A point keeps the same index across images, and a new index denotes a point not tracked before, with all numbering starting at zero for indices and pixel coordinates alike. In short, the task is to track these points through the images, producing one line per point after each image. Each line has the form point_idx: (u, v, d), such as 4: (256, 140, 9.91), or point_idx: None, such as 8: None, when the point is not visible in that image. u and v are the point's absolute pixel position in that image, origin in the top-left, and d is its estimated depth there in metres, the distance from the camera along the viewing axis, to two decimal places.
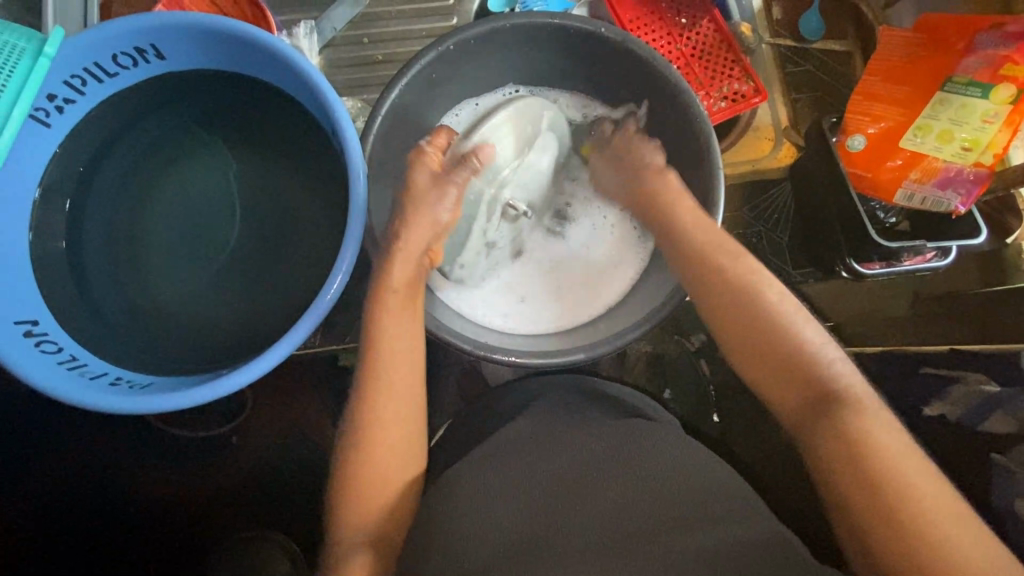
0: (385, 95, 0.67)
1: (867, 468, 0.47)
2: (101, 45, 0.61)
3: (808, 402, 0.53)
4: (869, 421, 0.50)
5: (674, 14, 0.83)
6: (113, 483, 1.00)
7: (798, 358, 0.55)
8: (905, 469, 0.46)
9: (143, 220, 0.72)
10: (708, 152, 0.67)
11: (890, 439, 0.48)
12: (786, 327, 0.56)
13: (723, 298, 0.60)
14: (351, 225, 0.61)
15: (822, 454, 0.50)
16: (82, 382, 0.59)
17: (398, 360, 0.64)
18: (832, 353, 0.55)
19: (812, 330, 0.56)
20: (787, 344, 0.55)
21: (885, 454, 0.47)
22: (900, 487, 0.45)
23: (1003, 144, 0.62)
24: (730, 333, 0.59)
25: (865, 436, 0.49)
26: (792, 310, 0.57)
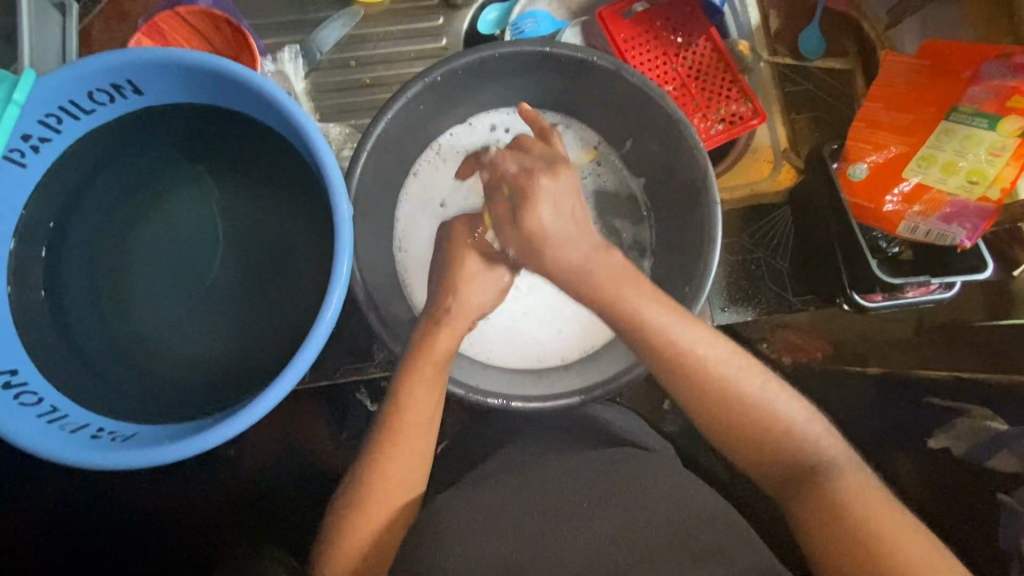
0: (369, 128, 0.65)
1: (859, 533, 0.49)
2: (74, 84, 0.59)
3: (788, 473, 0.55)
4: (849, 483, 0.52)
5: (670, 32, 0.81)
6: (108, 513, 0.99)
7: (766, 429, 0.56)
8: (895, 531, 0.48)
9: (124, 259, 0.70)
10: (705, 183, 0.65)
11: (874, 498, 0.51)
12: (749, 397, 0.56)
13: (695, 389, 0.57)
14: (336, 269, 0.59)
15: (813, 531, 0.51)
16: (62, 436, 0.57)
17: (428, 401, 0.62)
18: (799, 414, 0.57)
19: (778, 396, 0.57)
20: (760, 416, 0.56)
21: (875, 518, 0.49)
22: (895, 555, 0.47)
23: (1011, 178, 0.60)
24: (705, 413, 0.57)
25: (851, 502, 0.51)
26: (752, 381, 0.57)
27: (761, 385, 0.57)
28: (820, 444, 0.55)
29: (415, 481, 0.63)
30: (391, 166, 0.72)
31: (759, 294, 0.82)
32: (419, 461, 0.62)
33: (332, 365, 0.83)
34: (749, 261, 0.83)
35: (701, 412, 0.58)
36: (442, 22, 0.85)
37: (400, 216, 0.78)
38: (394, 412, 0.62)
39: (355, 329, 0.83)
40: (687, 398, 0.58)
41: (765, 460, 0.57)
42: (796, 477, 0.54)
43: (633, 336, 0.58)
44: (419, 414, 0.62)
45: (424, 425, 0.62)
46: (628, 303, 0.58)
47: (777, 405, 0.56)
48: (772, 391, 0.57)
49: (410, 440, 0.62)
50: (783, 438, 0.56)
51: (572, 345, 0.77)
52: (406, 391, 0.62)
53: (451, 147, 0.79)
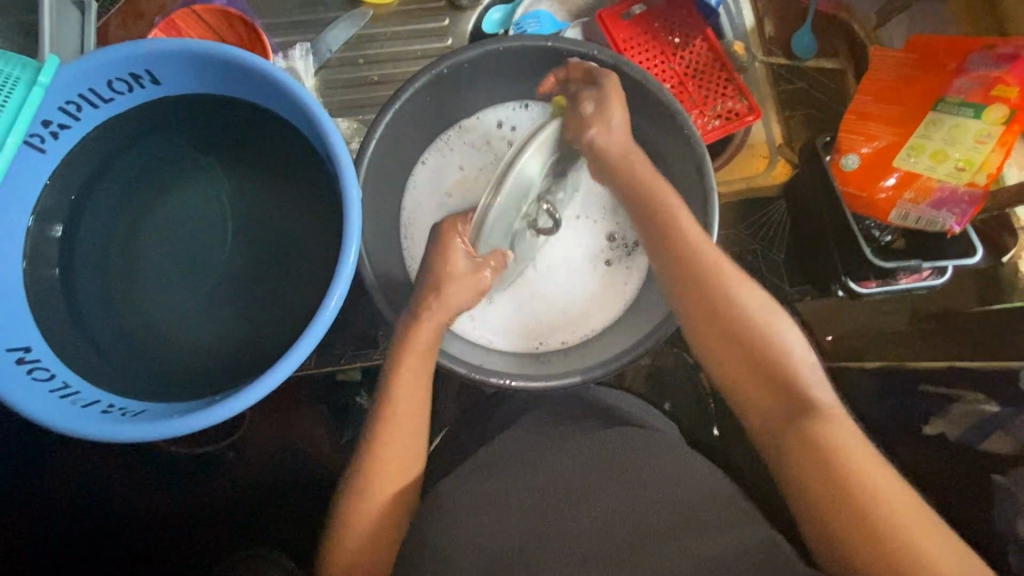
0: (379, 117, 0.67)
1: (837, 469, 0.48)
2: (94, 72, 0.61)
3: (774, 405, 0.54)
4: (839, 429, 0.51)
5: (668, 33, 0.84)
6: (110, 504, 0.99)
7: (765, 361, 0.55)
8: (874, 473, 0.47)
9: (137, 243, 0.72)
10: (702, 171, 0.67)
11: (857, 446, 0.49)
12: (762, 329, 0.56)
13: (705, 306, 0.59)
14: (345, 248, 0.61)
15: (786, 451, 0.51)
16: (73, 410, 0.58)
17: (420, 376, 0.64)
18: (801, 356, 0.56)
19: (785, 329, 0.57)
20: (758, 343, 0.56)
21: (851, 465, 0.48)
22: (868, 493, 0.46)
23: (997, 164, 0.62)
24: (704, 333, 0.59)
25: (832, 443, 0.49)
26: (766, 313, 0.57)
27: (771, 318, 0.57)
28: (817, 390, 0.53)
29: (416, 456, 0.64)
30: (396, 157, 0.74)
31: (755, 285, 0.84)
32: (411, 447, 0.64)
33: (337, 353, 0.84)
34: (746, 255, 0.85)
35: (709, 344, 0.58)
36: (447, 23, 0.88)
37: (407, 204, 0.80)
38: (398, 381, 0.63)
39: (360, 319, 0.84)
40: (698, 321, 0.60)
41: (755, 399, 0.55)
42: (781, 412, 0.53)
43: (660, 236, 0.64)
44: (414, 382, 0.64)
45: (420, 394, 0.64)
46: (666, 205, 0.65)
47: (785, 343, 0.56)
48: (783, 330, 0.57)
49: (402, 415, 0.63)
50: (779, 374, 0.54)
51: (574, 330, 0.78)
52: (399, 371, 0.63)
53: (461, 139, 0.81)
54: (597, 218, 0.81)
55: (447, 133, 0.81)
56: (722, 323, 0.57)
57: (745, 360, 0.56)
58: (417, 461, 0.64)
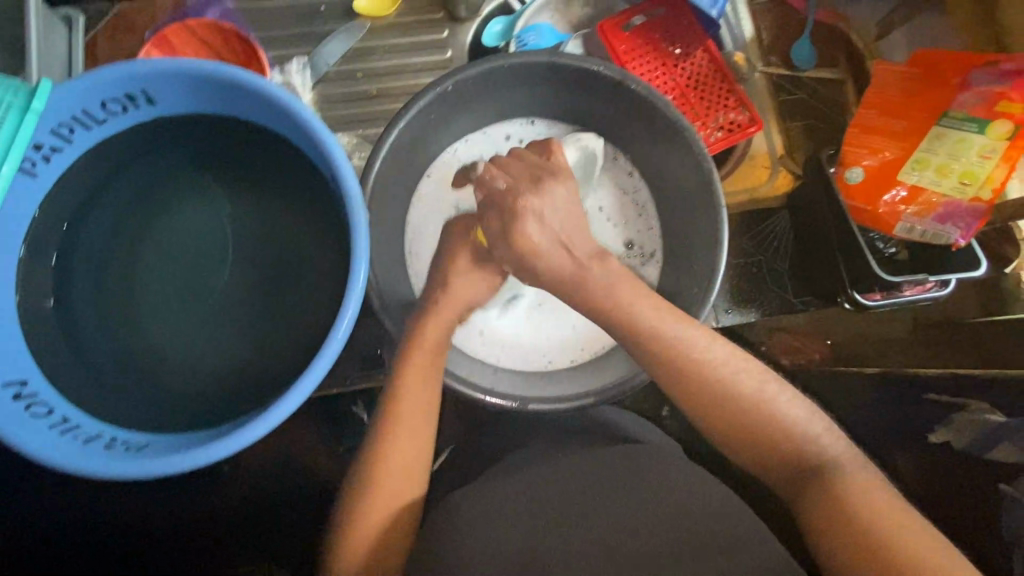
0: (382, 136, 0.66)
1: (865, 525, 0.51)
2: (88, 95, 0.59)
3: (794, 469, 0.57)
4: (850, 482, 0.54)
5: (669, 44, 0.83)
6: (106, 528, 0.97)
7: (775, 438, 0.58)
8: (894, 524, 0.50)
9: (133, 268, 0.70)
10: (710, 186, 0.66)
11: (880, 498, 0.53)
12: (751, 400, 0.58)
13: (686, 377, 0.59)
14: (354, 272, 0.59)
15: (810, 513, 0.55)
16: (73, 447, 0.57)
17: (425, 397, 0.63)
18: (801, 414, 0.58)
19: (777, 391, 0.59)
20: (756, 411, 0.58)
21: (878, 521, 0.51)
22: (896, 548, 0.49)
23: (1001, 179, 0.63)
24: (693, 410, 0.60)
25: (853, 501, 0.53)
26: (749, 376, 0.59)
27: (762, 389, 0.58)
28: (821, 442, 0.57)
29: (420, 478, 0.63)
30: (401, 174, 0.73)
31: (761, 297, 0.84)
32: (415, 476, 0.62)
33: (340, 372, 0.83)
34: (750, 266, 0.84)
35: (698, 411, 0.59)
36: (446, 35, 0.87)
37: (411, 220, 0.79)
38: (407, 402, 0.62)
39: (363, 336, 0.83)
40: (679, 392, 0.60)
41: (766, 464, 0.59)
42: (796, 473, 0.57)
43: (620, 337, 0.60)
44: (417, 407, 0.62)
45: (427, 413, 0.63)
46: (628, 281, 0.62)
47: (783, 410, 0.58)
48: (776, 395, 0.58)
49: (405, 442, 0.62)
50: (788, 440, 0.57)
51: (585, 345, 0.78)
52: (405, 392, 0.62)
53: (467, 152, 0.80)
54: (613, 224, 0.81)
55: (453, 146, 0.80)
56: (711, 401, 0.58)
57: (741, 426, 0.58)
58: (421, 478, 0.63)
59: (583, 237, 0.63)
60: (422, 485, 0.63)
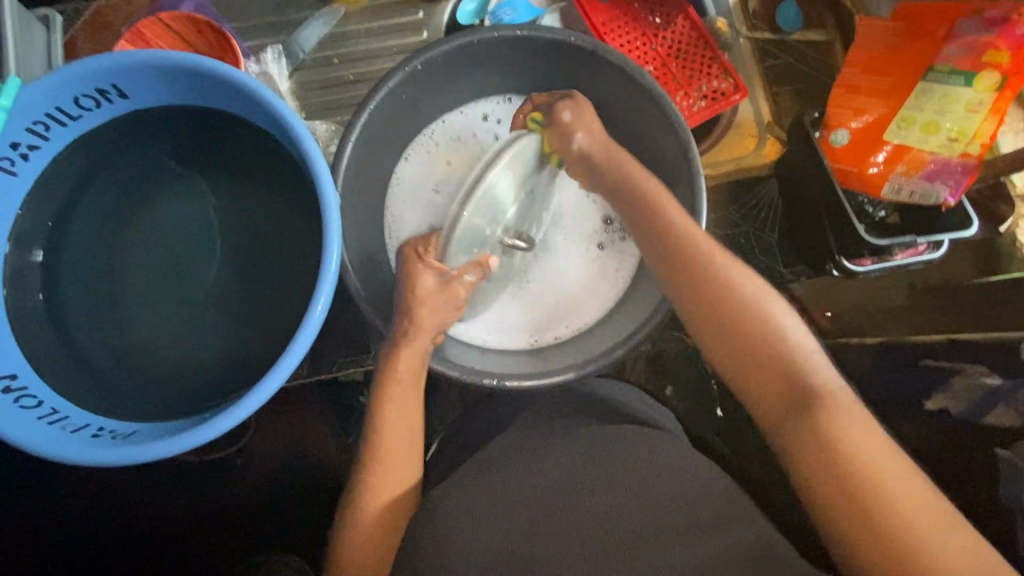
0: (354, 119, 0.65)
1: (850, 464, 0.46)
2: (61, 92, 0.59)
3: (778, 389, 0.52)
4: (840, 412, 0.49)
5: (648, 14, 0.81)
6: (117, 520, 0.99)
7: (765, 349, 0.53)
8: (883, 465, 0.45)
9: (119, 262, 0.71)
10: (688, 154, 0.65)
11: (868, 433, 0.47)
12: (753, 308, 0.55)
13: (705, 290, 0.58)
14: (327, 254, 0.59)
15: (791, 436, 0.50)
16: (63, 437, 0.58)
17: (405, 381, 0.65)
18: (793, 329, 0.54)
19: (779, 310, 0.55)
20: (749, 320, 0.54)
21: (862, 456, 0.46)
22: (878, 488, 0.44)
23: (990, 133, 0.61)
24: (701, 324, 0.57)
25: (842, 431, 0.47)
26: (754, 285, 0.57)
27: (762, 301, 0.55)
28: (814, 367, 0.52)
29: (410, 465, 0.64)
30: (377, 157, 0.72)
31: (750, 267, 0.82)
32: (405, 465, 0.64)
33: (329, 359, 0.83)
34: (737, 237, 0.83)
35: (699, 316, 0.58)
36: (422, 15, 0.86)
37: (390, 203, 0.79)
38: (389, 387, 0.62)
39: (352, 323, 0.83)
40: (682, 291, 0.60)
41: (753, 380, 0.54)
42: (779, 394, 0.52)
43: (663, 244, 0.62)
44: (402, 392, 0.65)
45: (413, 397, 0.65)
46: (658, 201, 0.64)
47: (777, 322, 0.54)
48: (773, 307, 0.55)
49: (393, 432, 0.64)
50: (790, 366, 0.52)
51: (568, 323, 0.78)
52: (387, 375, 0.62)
53: (446, 133, 0.80)
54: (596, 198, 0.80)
55: (430, 127, 0.80)
56: (717, 314, 0.56)
57: (736, 335, 0.55)
58: (414, 461, 0.64)
59: (600, 128, 0.69)
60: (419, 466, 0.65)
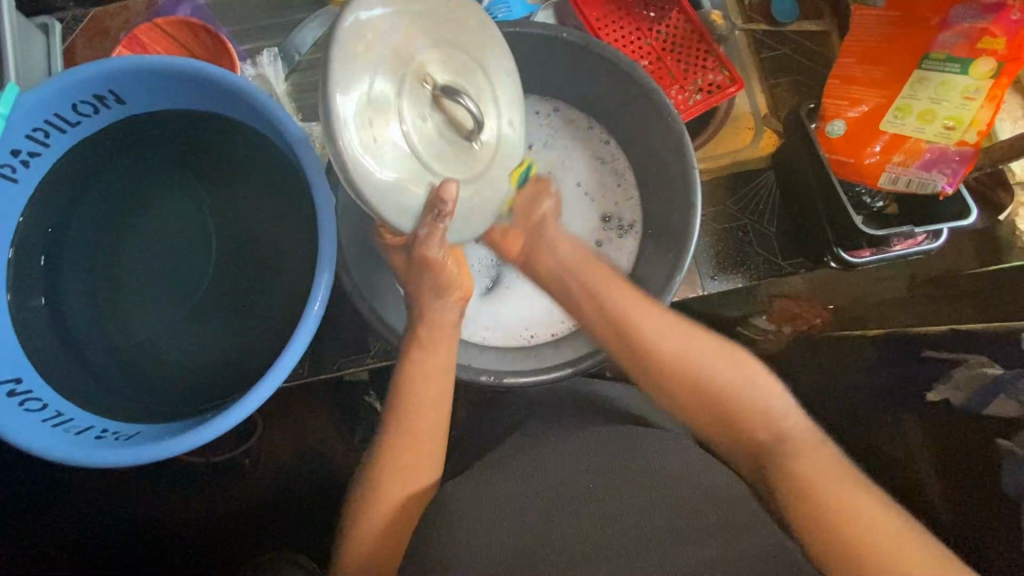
0: None
1: (825, 508, 0.50)
2: (60, 99, 0.60)
3: (749, 444, 0.57)
4: (805, 455, 0.53)
5: (642, 8, 0.81)
6: (127, 522, 1.01)
7: (727, 406, 0.58)
8: (851, 499, 0.50)
9: (123, 266, 0.72)
10: (681, 148, 0.65)
11: (834, 472, 0.52)
12: (711, 366, 0.60)
13: (675, 367, 0.60)
14: (322, 252, 0.59)
15: (772, 490, 0.53)
16: (68, 439, 0.58)
17: (424, 382, 0.64)
18: (752, 376, 0.59)
19: (738, 363, 0.60)
20: (716, 373, 0.59)
21: (834, 496, 0.50)
22: (852, 523, 0.48)
23: (987, 121, 0.61)
24: (673, 391, 0.61)
25: (809, 476, 0.51)
26: (706, 342, 0.61)
27: (717, 358, 0.60)
28: (772, 412, 0.57)
29: (429, 468, 0.64)
30: None
31: (747, 260, 0.81)
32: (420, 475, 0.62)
33: (331, 358, 0.84)
34: (735, 231, 0.81)
35: (665, 390, 0.61)
36: None
37: None
38: None
39: (354, 323, 0.84)
40: (650, 369, 0.62)
41: (725, 434, 0.58)
42: (753, 444, 0.56)
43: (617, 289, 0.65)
44: (415, 400, 0.63)
45: (439, 412, 0.64)
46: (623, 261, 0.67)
47: (734, 376, 0.59)
48: (731, 362, 0.60)
49: (406, 446, 0.62)
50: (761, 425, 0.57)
51: (565, 319, 0.78)
52: None
53: None
54: (593, 196, 0.81)
55: None
56: (685, 373, 0.60)
57: (705, 393, 0.59)
58: (431, 469, 0.64)
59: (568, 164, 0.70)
60: (434, 471, 0.64)
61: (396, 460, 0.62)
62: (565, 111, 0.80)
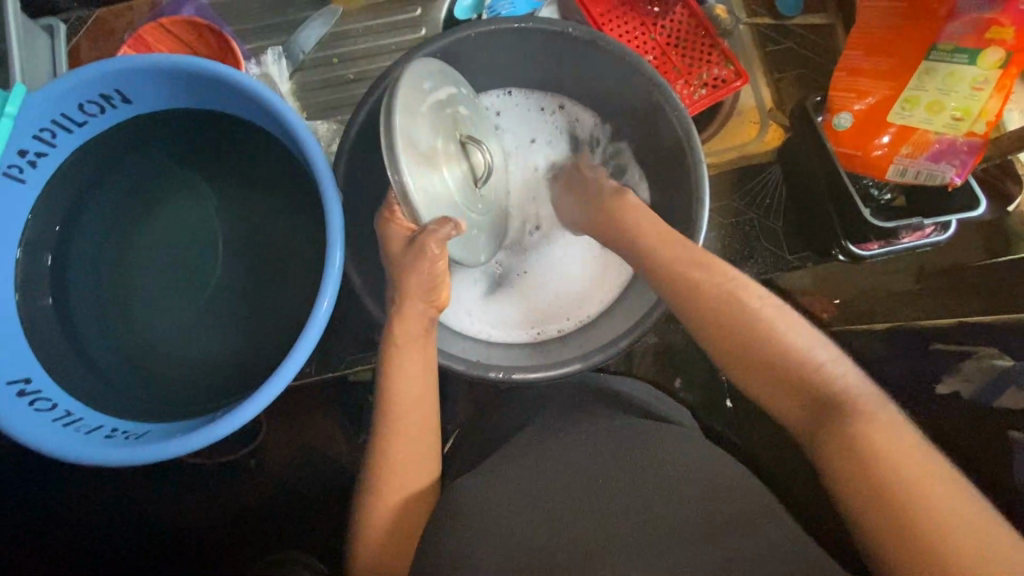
0: (353, 116, 0.65)
1: (876, 474, 0.40)
2: (67, 98, 0.60)
3: (806, 402, 0.47)
4: (879, 422, 0.43)
5: (647, 3, 0.81)
6: (136, 521, 1.01)
7: (774, 358, 0.50)
8: (925, 477, 0.39)
9: (130, 266, 0.72)
10: (689, 143, 0.65)
11: (910, 445, 0.41)
12: (765, 327, 0.51)
13: (709, 312, 0.54)
14: (331, 249, 0.59)
15: (825, 459, 0.44)
16: (78, 438, 0.58)
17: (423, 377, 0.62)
18: (806, 338, 0.50)
19: (789, 322, 0.52)
20: (763, 333, 0.51)
21: (903, 468, 0.40)
22: (915, 500, 0.38)
23: (996, 111, 0.61)
24: (706, 341, 0.55)
25: (878, 448, 0.41)
26: (751, 294, 0.54)
27: (759, 305, 0.53)
28: (834, 374, 0.47)
29: (426, 467, 0.62)
30: (378, 152, 0.72)
31: (754, 254, 0.81)
32: (420, 472, 0.61)
33: (338, 357, 0.83)
34: (742, 226, 0.82)
35: (699, 330, 0.55)
36: (420, 12, 0.86)
37: None
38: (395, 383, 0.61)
39: (360, 321, 0.84)
40: (687, 324, 0.57)
41: (779, 400, 0.49)
42: (810, 409, 0.47)
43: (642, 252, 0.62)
44: (415, 395, 0.61)
45: (425, 405, 0.62)
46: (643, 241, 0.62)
47: (784, 328, 0.51)
48: (781, 321, 0.52)
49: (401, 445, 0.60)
50: (821, 384, 0.47)
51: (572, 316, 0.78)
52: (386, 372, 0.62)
53: None
54: None
55: None
56: (720, 322, 0.53)
57: (751, 349, 0.51)
58: (429, 467, 0.62)
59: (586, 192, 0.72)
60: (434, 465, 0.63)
61: (395, 459, 0.60)
62: (571, 107, 0.80)
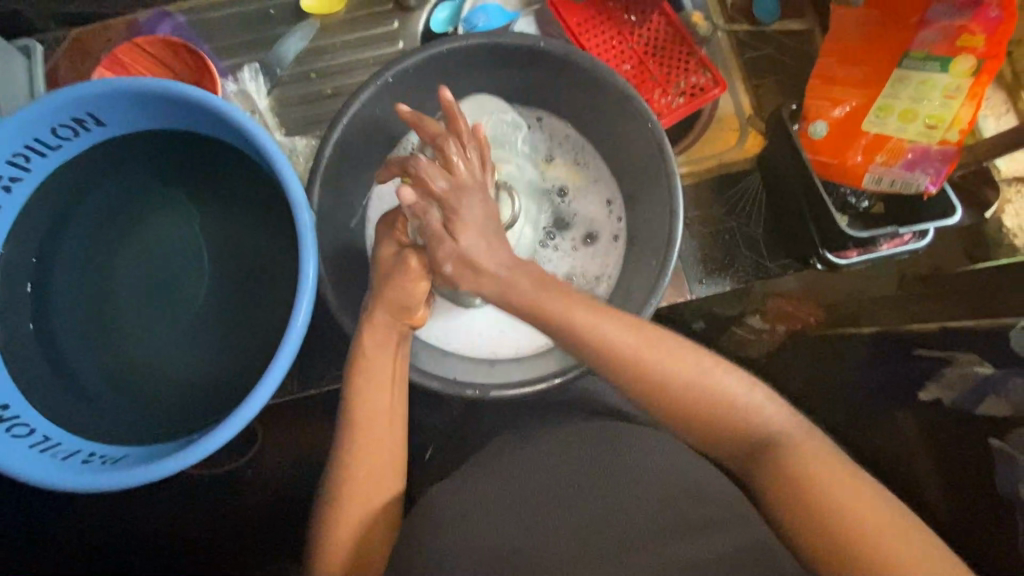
0: (326, 136, 0.65)
1: (818, 508, 0.48)
2: (38, 124, 0.60)
3: (740, 448, 0.54)
4: (800, 449, 0.51)
5: (623, 13, 0.81)
6: (125, 537, 1.01)
7: (716, 412, 0.54)
8: (842, 492, 0.48)
9: (107, 287, 0.71)
10: (663, 158, 0.65)
11: (826, 464, 0.50)
12: (702, 385, 0.53)
13: (666, 399, 0.54)
14: (303, 269, 0.59)
15: (769, 498, 0.51)
16: (54, 464, 0.58)
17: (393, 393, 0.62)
18: (737, 385, 0.54)
19: (722, 369, 0.54)
20: (700, 396, 0.53)
21: (835, 500, 0.48)
22: (847, 530, 0.46)
23: (968, 119, 0.61)
24: (657, 410, 0.55)
25: (806, 475, 0.50)
26: (688, 354, 0.54)
27: (699, 370, 0.54)
28: (761, 412, 0.53)
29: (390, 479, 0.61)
30: (353, 168, 0.72)
31: (735, 262, 0.81)
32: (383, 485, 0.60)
33: (321, 371, 0.83)
34: (722, 232, 0.81)
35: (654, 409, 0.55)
36: (397, 26, 0.86)
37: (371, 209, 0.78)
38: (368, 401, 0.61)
39: (342, 335, 0.83)
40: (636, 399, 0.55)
41: (720, 450, 0.54)
42: (742, 452, 0.54)
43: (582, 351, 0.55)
44: (385, 411, 0.61)
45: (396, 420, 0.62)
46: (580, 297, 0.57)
47: (720, 383, 0.54)
48: (712, 371, 0.54)
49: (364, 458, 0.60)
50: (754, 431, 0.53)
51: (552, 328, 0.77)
52: (359, 391, 0.61)
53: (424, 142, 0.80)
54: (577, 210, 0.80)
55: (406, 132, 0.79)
56: (673, 402, 0.54)
57: (709, 429, 0.54)
58: (396, 479, 0.61)
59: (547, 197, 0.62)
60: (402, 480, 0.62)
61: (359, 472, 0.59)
62: (548, 121, 0.79)
